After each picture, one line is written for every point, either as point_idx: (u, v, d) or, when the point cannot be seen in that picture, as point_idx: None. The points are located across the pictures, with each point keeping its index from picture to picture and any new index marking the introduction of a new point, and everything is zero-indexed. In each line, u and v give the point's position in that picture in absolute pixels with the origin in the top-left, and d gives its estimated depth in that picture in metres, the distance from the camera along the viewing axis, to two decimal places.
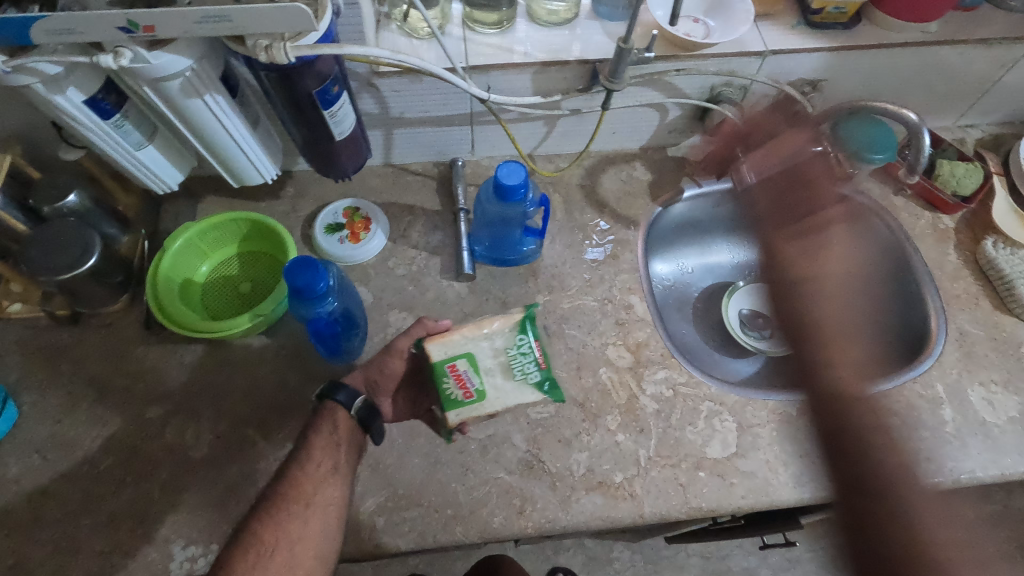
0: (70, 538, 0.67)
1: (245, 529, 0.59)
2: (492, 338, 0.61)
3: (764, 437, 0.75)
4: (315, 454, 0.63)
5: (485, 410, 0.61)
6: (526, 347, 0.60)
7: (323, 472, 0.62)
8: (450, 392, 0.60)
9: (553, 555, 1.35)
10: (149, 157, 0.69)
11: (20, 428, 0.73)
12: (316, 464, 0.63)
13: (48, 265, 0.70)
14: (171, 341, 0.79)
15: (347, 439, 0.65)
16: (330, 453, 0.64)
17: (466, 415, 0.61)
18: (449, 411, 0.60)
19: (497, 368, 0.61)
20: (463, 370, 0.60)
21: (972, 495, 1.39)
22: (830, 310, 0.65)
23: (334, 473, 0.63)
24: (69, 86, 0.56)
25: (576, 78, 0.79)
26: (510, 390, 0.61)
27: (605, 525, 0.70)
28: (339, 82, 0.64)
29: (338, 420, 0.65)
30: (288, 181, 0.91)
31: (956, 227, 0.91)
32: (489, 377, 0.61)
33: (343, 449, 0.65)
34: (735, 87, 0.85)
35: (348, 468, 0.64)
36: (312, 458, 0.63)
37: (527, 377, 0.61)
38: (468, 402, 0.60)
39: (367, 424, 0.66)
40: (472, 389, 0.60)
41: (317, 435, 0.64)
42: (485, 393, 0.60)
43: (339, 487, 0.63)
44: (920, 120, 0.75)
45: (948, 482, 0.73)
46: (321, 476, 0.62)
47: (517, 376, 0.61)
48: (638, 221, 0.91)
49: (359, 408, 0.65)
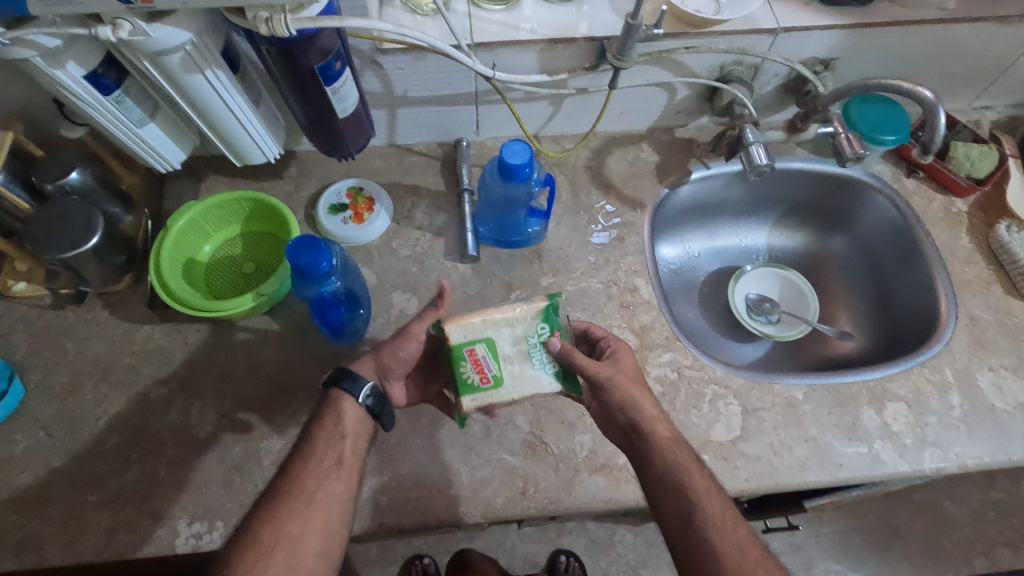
0: (76, 514, 0.67)
1: (244, 527, 0.58)
2: (512, 326, 0.61)
3: (769, 421, 0.74)
4: (318, 449, 0.62)
5: (503, 399, 0.60)
6: (547, 336, 0.61)
7: (325, 468, 0.62)
8: (467, 376, 0.60)
9: (556, 538, 1.36)
10: (151, 134, 0.68)
11: (26, 405, 0.73)
12: (319, 460, 0.62)
13: (51, 243, 0.70)
14: (176, 320, 0.79)
15: (352, 432, 0.64)
16: (334, 447, 0.63)
17: (482, 400, 0.60)
18: (465, 397, 0.60)
19: (515, 356, 0.61)
20: (481, 355, 0.60)
21: (976, 483, 1.39)
22: (620, 404, 0.62)
23: (337, 468, 0.62)
24: (69, 60, 0.56)
25: (583, 56, 0.77)
26: (528, 378, 0.60)
27: (608, 507, 0.70)
28: (342, 58, 0.63)
29: (345, 410, 0.64)
30: (291, 161, 0.90)
31: (969, 211, 0.90)
32: (507, 364, 0.60)
33: (347, 443, 0.63)
34: (746, 67, 0.83)
35: (352, 463, 0.63)
36: (315, 453, 0.62)
37: (547, 367, 0.61)
38: (485, 388, 0.60)
39: (375, 410, 0.65)
40: (490, 374, 0.60)
41: (321, 428, 0.64)
42: (502, 379, 0.60)
43: (344, 482, 0.62)
44: (936, 98, 0.73)
45: (955, 468, 0.72)
46: (323, 471, 0.61)
47: (538, 365, 0.61)
48: (645, 203, 0.90)
49: (366, 395, 0.64)
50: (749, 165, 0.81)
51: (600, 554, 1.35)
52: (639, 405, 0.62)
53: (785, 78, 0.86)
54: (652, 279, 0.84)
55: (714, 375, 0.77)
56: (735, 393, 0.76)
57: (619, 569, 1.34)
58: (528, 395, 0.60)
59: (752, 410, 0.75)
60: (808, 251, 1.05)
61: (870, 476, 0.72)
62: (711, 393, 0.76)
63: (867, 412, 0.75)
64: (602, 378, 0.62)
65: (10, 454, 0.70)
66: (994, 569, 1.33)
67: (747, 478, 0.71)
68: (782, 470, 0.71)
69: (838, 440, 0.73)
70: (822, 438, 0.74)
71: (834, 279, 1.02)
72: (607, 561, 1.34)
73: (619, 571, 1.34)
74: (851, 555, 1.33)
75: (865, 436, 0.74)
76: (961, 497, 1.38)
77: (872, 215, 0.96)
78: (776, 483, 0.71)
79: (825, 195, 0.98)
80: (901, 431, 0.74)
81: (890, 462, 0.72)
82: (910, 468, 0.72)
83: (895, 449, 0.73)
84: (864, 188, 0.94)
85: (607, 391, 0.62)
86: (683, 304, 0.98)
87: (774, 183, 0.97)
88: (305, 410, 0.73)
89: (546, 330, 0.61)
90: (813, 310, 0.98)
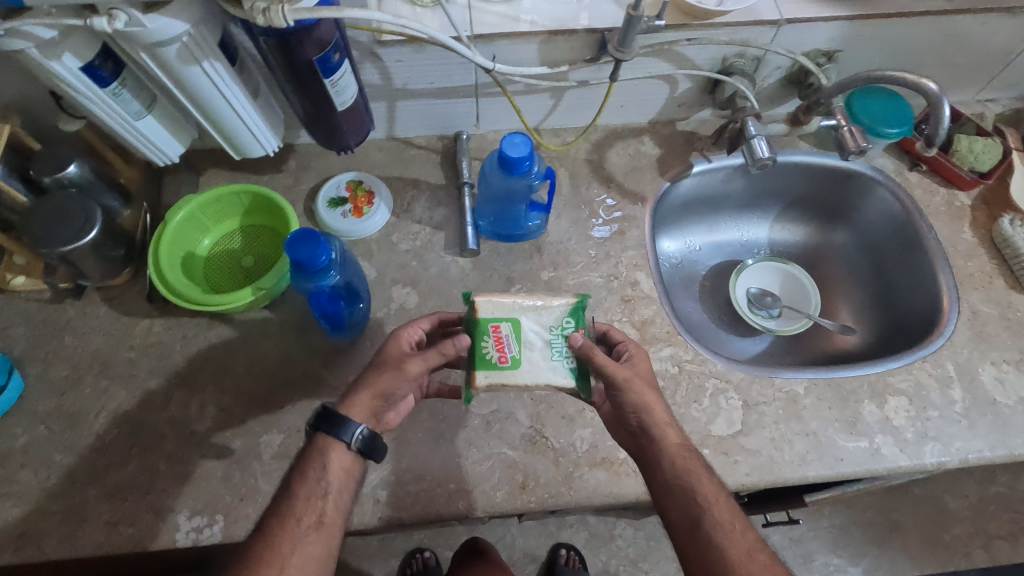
0: (77, 507, 0.67)
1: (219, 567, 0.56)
2: (541, 314, 0.62)
3: (769, 415, 0.74)
4: (297, 507, 0.56)
5: (515, 381, 0.60)
6: (570, 331, 0.62)
7: (304, 527, 0.56)
8: (486, 351, 0.61)
9: (556, 532, 1.36)
10: (150, 127, 0.68)
11: (26, 399, 0.73)
12: (297, 518, 0.56)
13: (50, 237, 0.69)
14: (175, 314, 0.78)
15: (337, 485, 0.58)
16: (315, 503, 0.57)
17: (495, 378, 0.60)
18: (480, 371, 0.60)
19: (536, 344, 0.61)
20: (505, 334, 0.61)
21: (975, 476, 1.39)
22: (634, 406, 0.61)
23: (317, 527, 0.56)
24: (64, 52, 0.55)
25: (584, 48, 0.77)
26: (544, 368, 0.60)
27: (608, 501, 0.70)
28: (340, 50, 0.62)
29: (331, 457, 0.59)
30: (290, 154, 0.90)
31: (972, 204, 0.89)
32: (527, 350, 0.61)
33: (330, 498, 0.58)
34: (749, 59, 0.82)
35: (336, 518, 0.57)
36: (293, 511, 0.56)
37: (563, 361, 0.61)
38: (501, 367, 0.60)
39: (368, 448, 0.59)
40: (508, 354, 0.61)
41: (302, 482, 0.58)
42: (519, 362, 0.60)
43: (323, 543, 0.56)
44: (940, 90, 0.72)
45: (955, 462, 0.72)
46: (301, 533, 0.55)
47: (555, 357, 0.61)
48: (646, 196, 0.89)
49: (358, 435, 0.58)
50: (751, 159, 0.80)
51: (600, 548, 1.35)
52: (651, 409, 0.62)
53: (787, 70, 0.85)
54: (653, 273, 0.83)
55: (715, 369, 0.77)
56: (735, 387, 0.76)
57: (619, 563, 1.34)
58: (540, 384, 0.60)
59: (753, 404, 0.75)
60: (810, 245, 1.04)
61: (871, 470, 0.72)
62: (712, 387, 0.76)
63: (868, 406, 0.75)
64: (617, 382, 0.62)
65: (10, 448, 0.70)
66: (993, 562, 1.33)
67: (747, 472, 0.71)
68: (782, 464, 0.71)
69: (839, 434, 0.73)
70: (823, 433, 0.73)
71: (836, 273, 1.01)
72: (607, 554, 1.35)
73: (619, 565, 1.34)
74: (851, 548, 1.34)
75: (866, 430, 0.74)
76: (960, 490, 1.38)
77: (875, 209, 0.95)
78: (777, 477, 0.71)
79: (827, 188, 0.98)
80: (902, 426, 0.74)
81: (891, 456, 0.72)
82: (911, 462, 0.72)
83: (896, 443, 0.73)
84: (867, 182, 0.93)
85: (621, 394, 0.62)
86: (684, 299, 0.98)
87: (776, 177, 0.97)
88: (304, 404, 0.73)
89: (571, 325, 0.62)
90: (815, 305, 0.97)
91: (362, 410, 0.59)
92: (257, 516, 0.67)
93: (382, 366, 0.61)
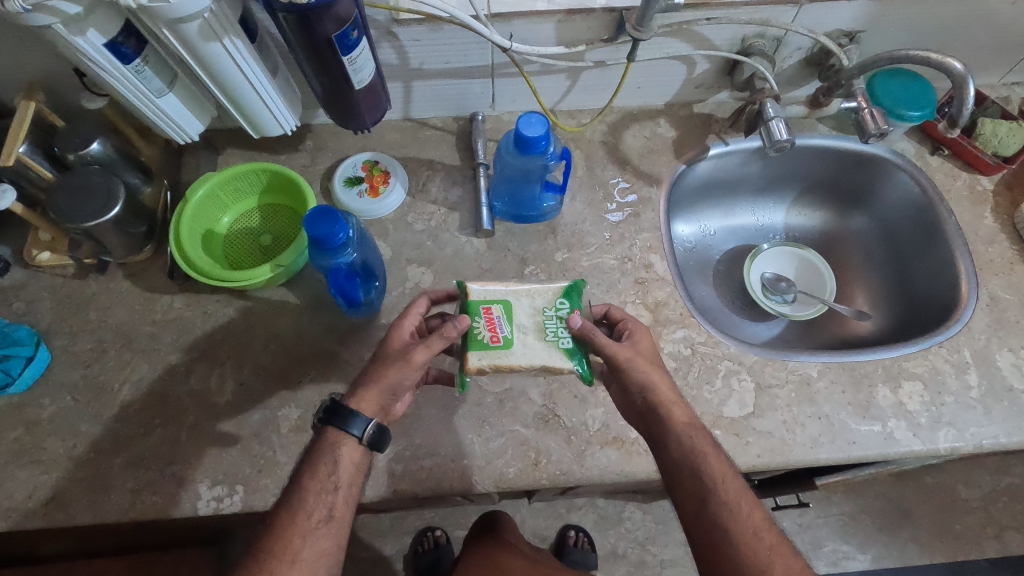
0: (102, 475, 0.69)
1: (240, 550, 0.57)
2: (534, 297, 0.63)
3: (782, 398, 0.74)
4: (308, 501, 0.58)
5: (510, 363, 0.60)
6: (565, 312, 0.62)
7: (314, 522, 0.57)
8: (479, 333, 0.61)
9: (565, 514, 1.38)
10: (170, 104, 0.69)
11: (52, 371, 0.75)
12: (308, 513, 0.57)
13: (74, 212, 0.71)
14: (195, 291, 0.80)
15: (347, 479, 0.60)
16: (326, 498, 0.58)
17: (489, 359, 0.60)
18: (473, 354, 0.60)
19: (530, 325, 0.61)
20: (496, 315, 0.61)
21: (989, 467, 1.39)
22: (639, 385, 0.62)
23: (328, 522, 0.58)
24: (89, 28, 0.56)
25: (602, 28, 0.76)
26: (539, 349, 0.60)
27: (619, 479, 0.71)
28: (359, 27, 0.62)
29: (342, 452, 0.60)
30: (307, 134, 0.90)
31: (994, 189, 0.88)
32: (520, 331, 0.61)
33: (340, 492, 0.59)
34: (769, 39, 0.81)
35: (345, 512, 0.59)
36: (304, 505, 0.58)
37: (558, 341, 0.61)
38: (494, 347, 0.60)
39: (377, 440, 0.61)
40: (501, 335, 0.61)
41: (313, 477, 0.59)
42: (513, 343, 0.61)
43: (333, 537, 0.57)
44: (965, 69, 0.71)
45: (969, 447, 0.72)
46: (311, 527, 0.57)
47: (549, 338, 0.61)
48: (661, 179, 0.89)
49: (369, 428, 0.60)
50: (769, 141, 0.80)
51: (608, 530, 1.37)
52: (657, 388, 0.62)
53: (808, 52, 0.84)
54: (668, 256, 0.83)
55: (728, 352, 0.77)
56: (748, 369, 0.76)
57: (627, 545, 1.36)
58: (537, 365, 0.60)
59: (765, 386, 0.75)
60: (827, 231, 1.03)
61: (884, 454, 0.72)
62: (725, 369, 0.76)
63: (882, 390, 0.75)
64: (620, 361, 0.62)
65: (39, 417, 0.73)
66: (1005, 553, 1.33)
67: (759, 454, 0.71)
68: (794, 446, 0.72)
69: (852, 418, 0.73)
70: (836, 416, 0.73)
71: (852, 258, 1.01)
72: (615, 536, 1.36)
73: (627, 547, 1.35)
74: (860, 536, 1.34)
75: (879, 415, 0.73)
76: (973, 481, 1.38)
77: (894, 192, 0.94)
78: (788, 459, 0.71)
79: (846, 172, 0.96)
80: (916, 410, 0.74)
81: (903, 441, 0.72)
82: (924, 447, 0.72)
83: (909, 427, 0.73)
84: (887, 166, 0.92)
85: (625, 372, 0.62)
86: (698, 282, 0.98)
87: (794, 160, 0.96)
88: (321, 379, 0.75)
89: (566, 307, 0.62)
90: (830, 290, 0.97)
91: (371, 404, 0.60)
92: (275, 487, 0.69)
93: (386, 359, 0.61)
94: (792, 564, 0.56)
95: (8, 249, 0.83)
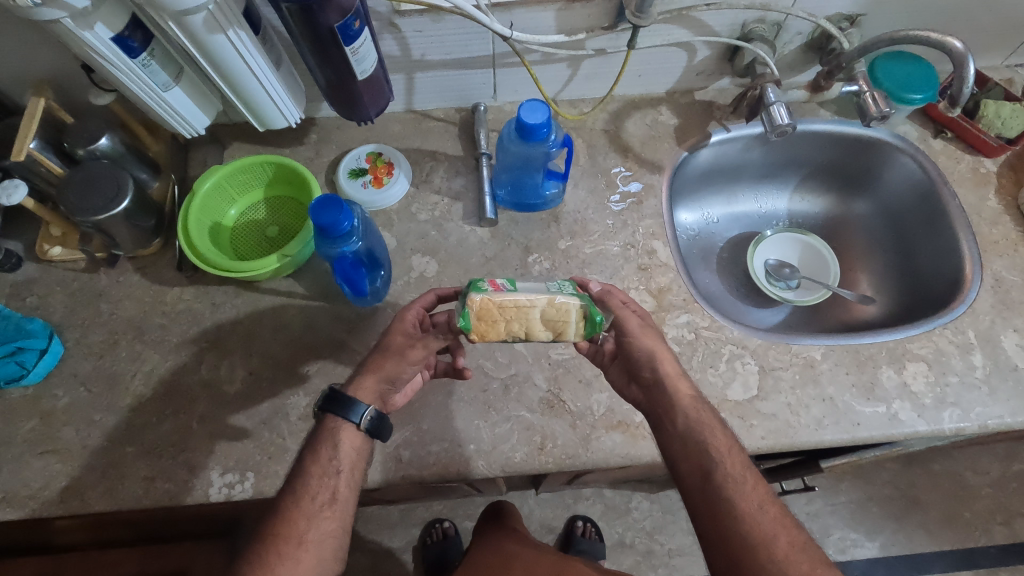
0: (117, 463, 0.71)
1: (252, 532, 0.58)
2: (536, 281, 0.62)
3: (786, 380, 0.75)
4: (312, 486, 0.58)
5: (514, 299, 0.55)
6: (567, 285, 0.60)
7: (319, 504, 0.58)
8: (481, 284, 0.57)
9: (573, 504, 1.38)
10: (177, 98, 0.70)
11: (66, 362, 0.77)
12: (312, 496, 0.58)
13: (84, 205, 0.72)
14: (204, 283, 0.81)
15: (348, 463, 0.60)
16: (328, 481, 0.59)
17: (494, 293, 0.55)
18: (475, 291, 0.55)
19: (535, 283, 0.59)
20: (500, 280, 0.59)
21: (998, 453, 1.38)
22: (645, 356, 0.63)
23: (332, 505, 0.59)
24: (96, 22, 0.57)
25: (602, 15, 0.77)
26: (545, 292, 0.57)
27: (625, 462, 0.71)
28: (360, 17, 0.63)
29: (342, 438, 0.61)
30: (312, 127, 0.91)
31: (998, 170, 0.87)
32: (524, 285, 0.58)
33: (342, 475, 0.60)
34: (769, 24, 0.82)
35: (348, 495, 0.60)
36: (308, 490, 0.58)
37: (565, 290, 0.58)
38: (498, 289, 0.56)
39: (377, 428, 0.62)
40: (505, 286, 0.57)
41: (314, 461, 0.60)
42: (518, 288, 0.57)
43: (338, 519, 0.58)
44: (965, 48, 0.71)
45: (974, 427, 0.72)
46: (316, 509, 0.58)
47: (555, 288, 0.58)
48: (663, 165, 0.89)
49: (367, 415, 0.60)
50: (770, 126, 0.80)
51: (616, 520, 1.38)
52: (661, 358, 0.63)
53: (809, 36, 0.85)
54: (671, 242, 0.84)
55: (731, 336, 0.77)
56: (752, 353, 0.76)
57: (635, 535, 1.36)
58: (543, 298, 0.55)
59: (769, 369, 0.75)
60: (830, 216, 1.03)
61: (888, 435, 0.72)
62: (729, 353, 0.76)
63: (886, 371, 0.75)
64: (628, 327, 0.64)
65: (53, 407, 0.74)
66: (1014, 539, 1.32)
67: (763, 436, 0.71)
68: (799, 428, 0.72)
69: (856, 399, 0.74)
70: (840, 398, 0.74)
71: (855, 242, 1.01)
72: (623, 526, 1.37)
73: (635, 537, 1.36)
74: (868, 524, 1.34)
75: (884, 396, 0.74)
76: (982, 467, 1.37)
77: (897, 176, 0.94)
78: (793, 441, 0.71)
79: (848, 157, 0.97)
80: (921, 391, 0.74)
81: (909, 421, 0.72)
82: (929, 427, 0.72)
83: (914, 408, 0.73)
84: (889, 150, 0.92)
85: (633, 339, 0.64)
86: (701, 269, 0.98)
87: (796, 146, 0.96)
88: (329, 367, 0.75)
89: (569, 285, 0.61)
90: (833, 274, 0.97)
91: (370, 392, 0.62)
92: (285, 473, 0.70)
93: (385, 352, 0.62)
94: (796, 537, 0.55)
95: (20, 244, 0.84)
